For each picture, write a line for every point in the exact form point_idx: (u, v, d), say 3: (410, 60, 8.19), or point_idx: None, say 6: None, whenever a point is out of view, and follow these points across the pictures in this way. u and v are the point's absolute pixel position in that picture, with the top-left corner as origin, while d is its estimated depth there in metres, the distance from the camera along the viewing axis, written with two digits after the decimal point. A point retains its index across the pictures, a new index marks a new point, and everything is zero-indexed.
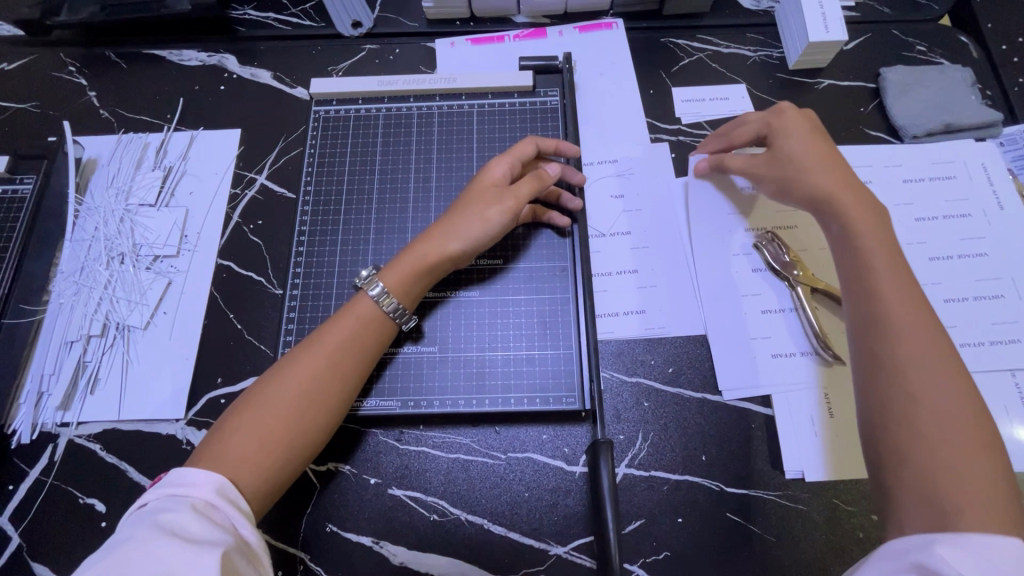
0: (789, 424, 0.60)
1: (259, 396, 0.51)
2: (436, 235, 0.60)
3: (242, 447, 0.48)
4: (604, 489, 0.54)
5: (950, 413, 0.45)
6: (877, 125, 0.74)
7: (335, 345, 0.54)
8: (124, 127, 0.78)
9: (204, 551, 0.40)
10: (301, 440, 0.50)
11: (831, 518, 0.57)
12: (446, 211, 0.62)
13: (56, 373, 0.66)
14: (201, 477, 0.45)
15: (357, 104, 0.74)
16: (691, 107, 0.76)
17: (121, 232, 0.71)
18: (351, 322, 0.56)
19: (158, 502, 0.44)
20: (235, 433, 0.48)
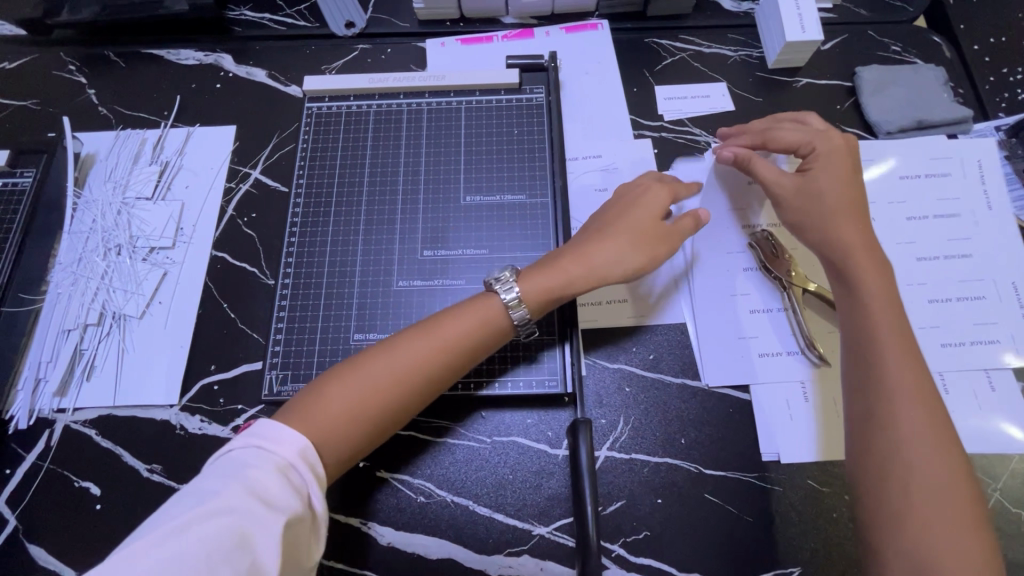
0: (764, 408, 0.62)
1: (366, 364, 0.53)
2: (580, 252, 0.60)
3: (332, 412, 0.50)
4: (584, 468, 0.56)
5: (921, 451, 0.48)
6: (852, 121, 0.76)
7: (446, 342, 0.55)
8: (122, 123, 0.80)
9: (273, 519, 0.42)
10: (386, 421, 0.53)
11: (805, 498, 0.59)
12: (585, 231, 0.63)
13: (53, 361, 0.67)
14: (286, 437, 0.47)
15: (349, 101, 0.77)
16: (673, 104, 0.78)
17: (119, 224, 0.73)
18: (485, 315, 0.57)
19: (243, 451, 0.46)
20: (329, 402, 0.51)
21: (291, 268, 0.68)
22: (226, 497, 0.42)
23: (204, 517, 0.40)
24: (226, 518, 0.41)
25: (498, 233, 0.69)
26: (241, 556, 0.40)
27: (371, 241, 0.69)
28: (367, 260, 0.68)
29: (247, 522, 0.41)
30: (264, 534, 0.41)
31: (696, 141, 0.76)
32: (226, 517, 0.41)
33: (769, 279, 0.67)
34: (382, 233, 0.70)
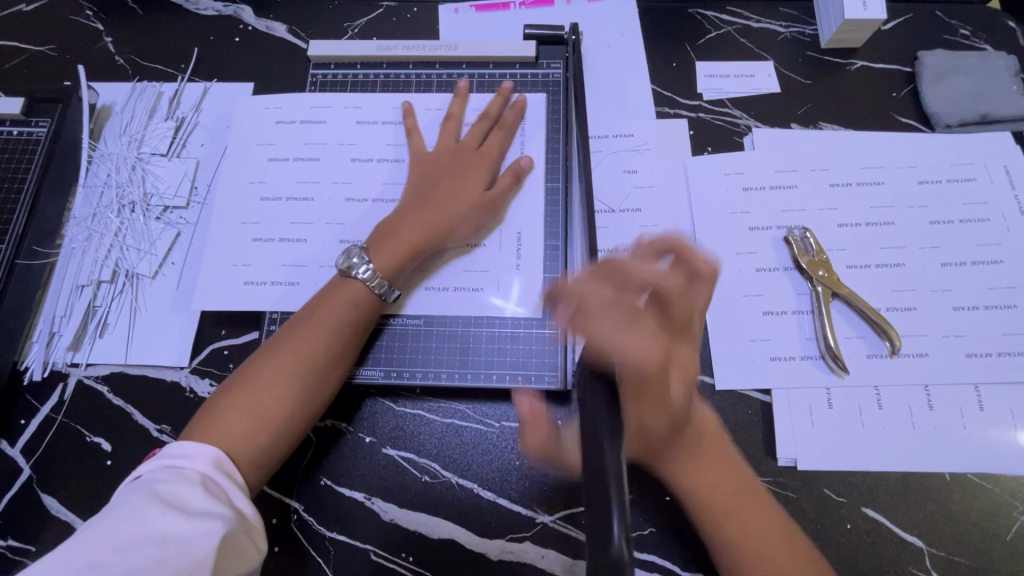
0: (786, 413, 0.59)
1: (272, 359, 0.54)
2: (390, 219, 0.61)
3: (227, 422, 0.51)
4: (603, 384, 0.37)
5: (737, 530, 0.47)
6: (909, 111, 0.71)
7: (336, 327, 0.56)
8: (138, 74, 0.78)
9: (195, 523, 0.43)
10: (289, 429, 0.53)
11: (819, 507, 0.57)
12: (426, 178, 0.64)
13: (67, 315, 0.68)
14: (198, 451, 0.48)
15: (355, 68, 0.73)
16: (713, 82, 0.73)
17: (133, 180, 0.72)
18: (343, 299, 0.57)
19: (155, 471, 0.47)
20: (230, 409, 0.51)
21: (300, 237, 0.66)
22: (143, 509, 0.43)
23: (122, 528, 0.42)
24: (147, 527, 0.42)
25: (503, 226, 0.65)
26: (165, 560, 0.41)
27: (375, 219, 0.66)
28: None
29: (165, 528, 0.42)
30: (190, 535, 0.43)
31: (737, 124, 0.71)
32: (149, 525, 0.42)
33: (799, 279, 0.63)
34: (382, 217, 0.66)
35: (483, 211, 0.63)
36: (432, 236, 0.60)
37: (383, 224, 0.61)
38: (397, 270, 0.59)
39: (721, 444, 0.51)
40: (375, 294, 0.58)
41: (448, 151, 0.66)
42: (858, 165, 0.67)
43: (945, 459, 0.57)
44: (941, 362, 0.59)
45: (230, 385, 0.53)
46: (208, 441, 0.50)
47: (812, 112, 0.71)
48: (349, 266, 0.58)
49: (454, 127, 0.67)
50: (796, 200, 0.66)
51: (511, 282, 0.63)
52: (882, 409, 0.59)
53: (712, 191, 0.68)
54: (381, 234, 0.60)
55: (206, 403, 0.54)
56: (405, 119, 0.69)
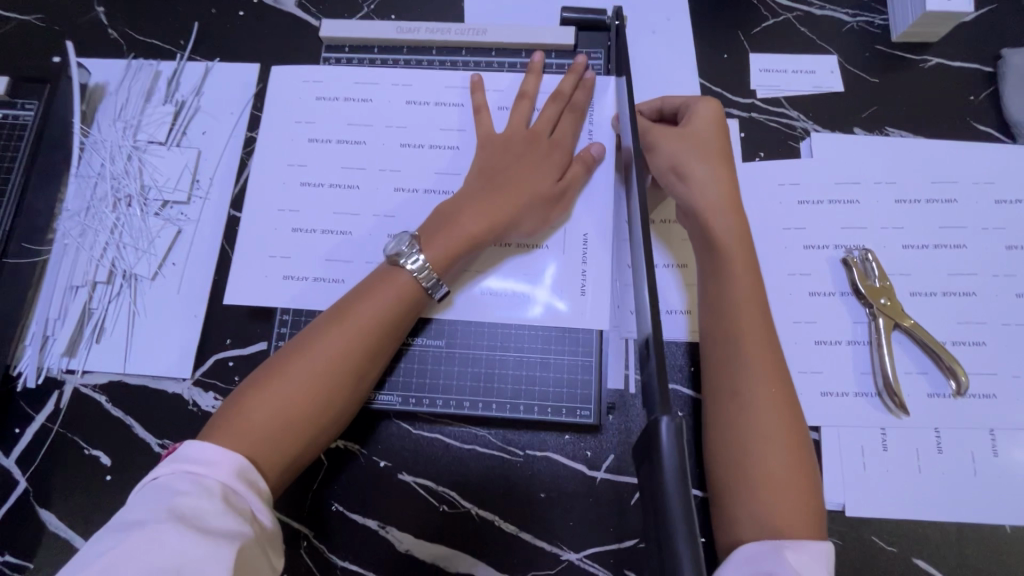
0: (836, 454, 0.55)
1: (307, 355, 0.48)
2: (449, 206, 0.54)
3: (255, 420, 0.45)
4: (666, 458, 0.30)
5: (773, 439, 0.46)
6: (987, 118, 0.63)
7: (378, 326, 0.50)
8: (133, 51, 0.71)
9: (215, 549, 0.38)
10: (320, 435, 0.48)
11: (868, 557, 0.53)
12: (492, 162, 0.56)
13: (61, 317, 0.63)
14: (221, 456, 0.42)
15: (371, 52, 0.65)
16: (769, 78, 0.66)
17: (129, 171, 0.66)
18: (389, 293, 0.51)
19: (172, 477, 0.42)
20: (258, 410, 0.45)
21: (308, 241, 0.59)
22: (159, 529, 0.38)
23: (136, 550, 0.37)
24: (164, 551, 0.37)
25: (568, 226, 0.57)
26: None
27: (392, 216, 0.59)
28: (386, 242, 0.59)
29: (184, 554, 0.37)
30: (210, 562, 0.37)
31: (794, 127, 0.64)
32: (166, 549, 0.37)
33: (857, 306, 0.58)
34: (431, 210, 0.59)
35: (551, 206, 0.55)
36: (495, 229, 0.53)
37: (441, 211, 0.54)
38: (449, 264, 0.52)
39: (783, 363, 0.49)
40: (424, 291, 0.52)
41: (515, 133, 0.58)
42: (928, 179, 0.60)
43: (1008, 511, 0.52)
44: (1009, 404, 0.54)
45: (257, 379, 0.47)
46: (232, 441, 0.44)
47: (879, 116, 0.64)
48: (397, 254, 0.52)
49: (527, 107, 0.59)
50: (857, 216, 0.60)
51: (544, 265, 0.57)
52: (941, 453, 0.54)
53: (764, 203, 0.61)
54: (437, 220, 0.53)
55: (230, 394, 0.47)
56: (473, 95, 0.61)
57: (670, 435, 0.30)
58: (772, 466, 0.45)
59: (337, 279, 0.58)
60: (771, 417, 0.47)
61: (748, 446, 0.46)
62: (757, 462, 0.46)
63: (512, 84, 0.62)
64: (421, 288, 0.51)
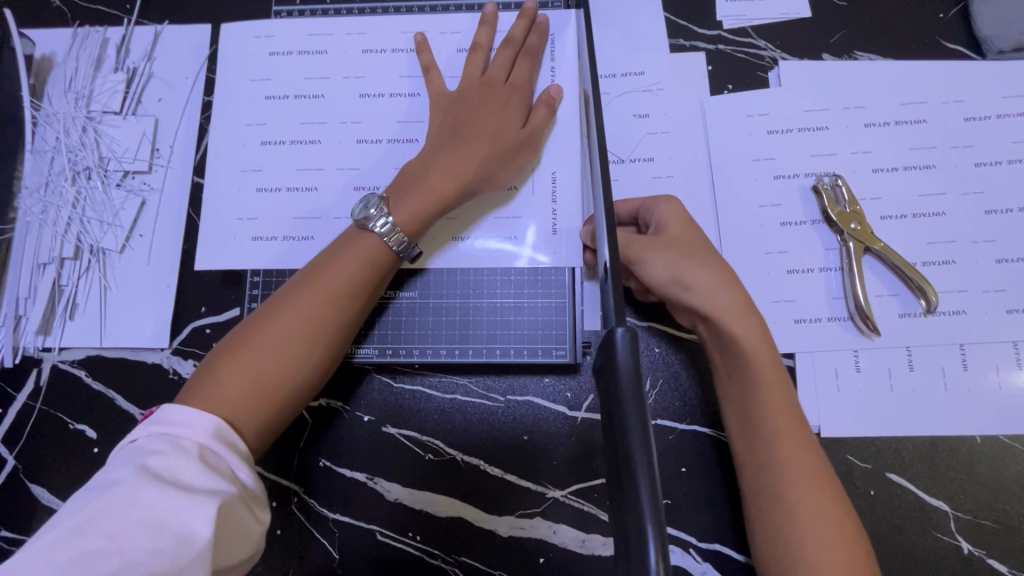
0: (810, 379, 0.56)
1: (275, 321, 0.48)
2: (413, 168, 0.53)
3: (231, 383, 0.45)
4: (622, 373, 0.30)
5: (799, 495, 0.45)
6: (956, 36, 0.62)
7: (345, 291, 0.49)
8: (78, 19, 0.68)
9: (197, 503, 0.38)
10: (295, 398, 0.48)
11: (844, 476, 0.54)
12: (453, 118, 0.55)
13: (32, 296, 0.62)
14: (196, 418, 0.42)
15: (324, 3, 0.63)
16: (736, 7, 0.64)
17: (85, 143, 0.64)
18: (359, 256, 0.50)
19: (148, 440, 0.41)
20: (228, 374, 0.45)
21: (274, 201, 0.58)
22: (136, 486, 0.38)
23: (115, 507, 0.37)
24: (143, 507, 0.37)
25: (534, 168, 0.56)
26: (165, 541, 0.37)
27: (357, 168, 0.58)
28: (355, 193, 0.58)
29: (164, 510, 0.37)
30: (190, 516, 0.38)
31: (761, 57, 0.63)
32: (146, 505, 0.37)
33: (829, 234, 0.58)
34: (402, 160, 0.58)
35: (520, 151, 0.54)
36: (464, 184, 0.52)
37: (407, 171, 0.53)
38: (420, 226, 0.52)
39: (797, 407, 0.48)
40: (394, 253, 0.51)
41: (471, 86, 0.56)
42: (897, 101, 0.60)
43: (977, 421, 0.54)
44: (979, 319, 0.55)
45: (228, 345, 0.47)
46: (207, 404, 0.44)
47: (847, 41, 0.63)
48: (365, 218, 0.51)
49: (482, 57, 0.57)
50: (827, 143, 0.60)
51: (522, 223, 0.56)
52: (912, 371, 0.55)
53: (733, 136, 0.60)
54: (404, 181, 0.52)
55: (202, 360, 0.48)
56: (420, 55, 0.59)
57: (624, 350, 0.30)
58: (791, 492, 0.45)
59: (307, 237, 0.57)
60: (786, 455, 0.46)
61: (768, 480, 0.46)
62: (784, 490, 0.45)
63: (470, 27, 0.61)
64: (390, 250, 0.51)
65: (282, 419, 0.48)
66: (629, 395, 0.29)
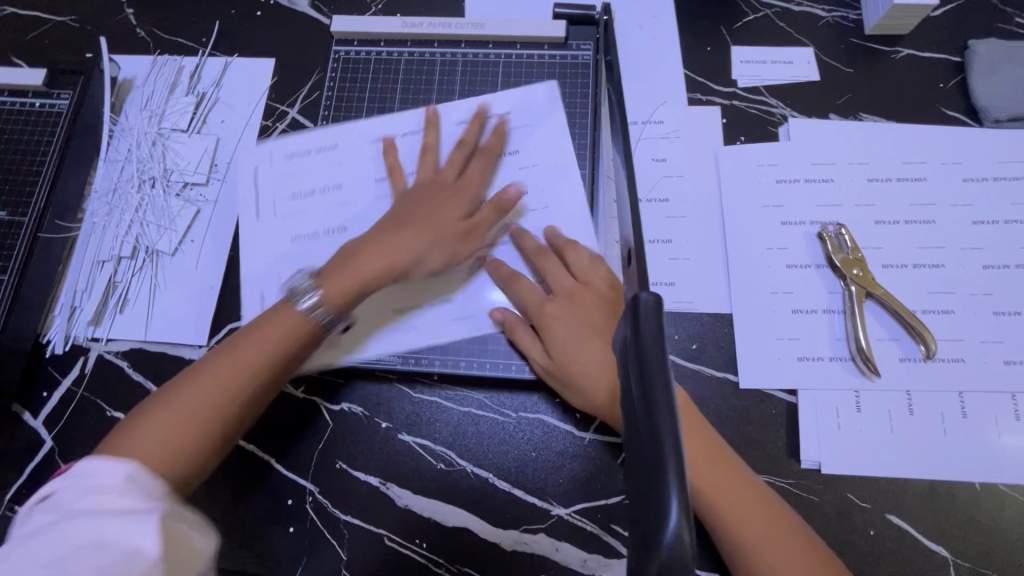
0: (811, 415, 0.58)
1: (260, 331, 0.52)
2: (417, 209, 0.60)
3: (173, 416, 0.47)
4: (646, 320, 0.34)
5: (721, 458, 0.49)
6: (955, 104, 0.67)
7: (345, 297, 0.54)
8: (159, 48, 0.77)
9: (135, 521, 0.39)
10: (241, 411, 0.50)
11: (842, 512, 0.55)
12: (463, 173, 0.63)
13: (88, 290, 0.68)
14: (115, 466, 0.43)
15: (378, 46, 0.71)
16: (749, 68, 0.70)
17: (153, 155, 0.72)
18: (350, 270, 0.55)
19: (64, 493, 0.42)
20: (202, 387, 0.49)
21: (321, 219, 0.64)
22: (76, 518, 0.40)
23: (54, 537, 0.39)
24: (78, 530, 0.39)
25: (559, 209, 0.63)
26: (109, 561, 0.38)
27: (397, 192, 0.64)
28: None
29: (109, 531, 0.39)
30: (130, 531, 0.39)
31: (772, 113, 0.68)
32: (86, 529, 0.39)
33: (833, 277, 0.61)
34: None
35: (458, 243, 0.60)
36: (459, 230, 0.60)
37: (344, 250, 0.57)
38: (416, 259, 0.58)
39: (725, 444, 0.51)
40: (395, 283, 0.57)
41: (474, 148, 0.64)
42: (899, 160, 0.64)
43: (976, 468, 0.55)
44: (978, 369, 0.57)
45: (213, 359, 0.51)
46: (130, 440, 0.46)
47: (853, 103, 0.68)
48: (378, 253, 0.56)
49: (477, 126, 0.65)
50: (832, 194, 0.64)
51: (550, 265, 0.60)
52: (913, 415, 0.57)
53: (744, 182, 0.65)
54: (338, 259, 0.57)
55: (186, 377, 0.50)
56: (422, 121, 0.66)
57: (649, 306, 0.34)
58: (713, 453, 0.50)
59: None
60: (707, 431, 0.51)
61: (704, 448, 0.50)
62: (751, 550, 0.46)
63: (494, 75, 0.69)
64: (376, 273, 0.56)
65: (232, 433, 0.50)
66: (649, 342, 0.33)
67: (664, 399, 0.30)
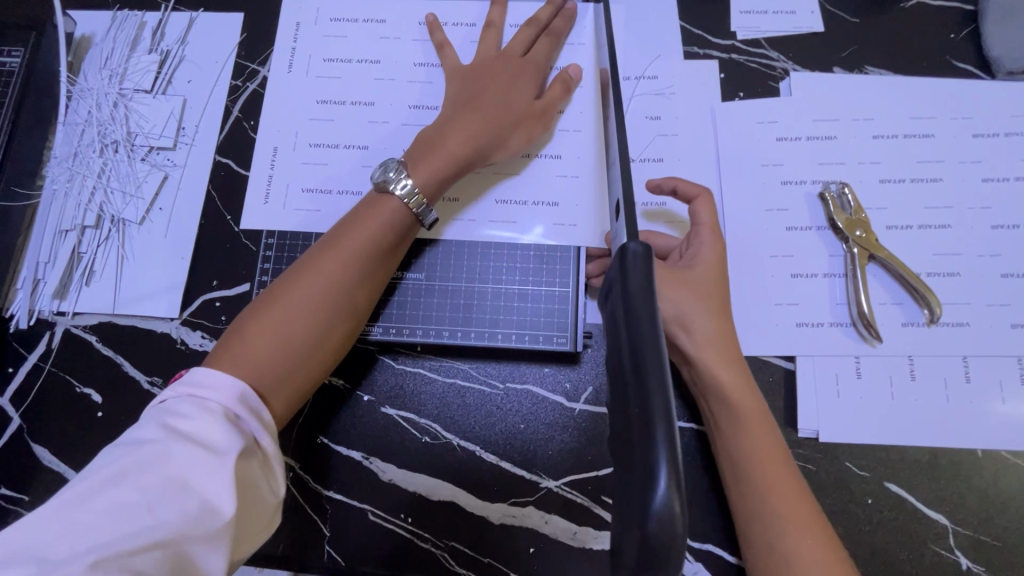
0: (809, 382, 0.55)
1: (304, 273, 0.49)
2: (440, 127, 0.55)
3: (243, 354, 0.45)
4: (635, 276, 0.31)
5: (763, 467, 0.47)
6: (966, 55, 0.63)
7: (384, 244, 0.52)
8: (119, 2, 0.72)
9: (223, 464, 0.39)
10: (313, 349, 0.48)
11: (839, 481, 0.53)
12: (478, 83, 0.58)
13: (52, 261, 0.64)
14: (214, 384, 0.43)
15: None
16: (749, 19, 0.66)
17: (116, 118, 0.67)
18: (379, 213, 0.52)
19: (176, 401, 0.42)
20: (262, 331, 0.46)
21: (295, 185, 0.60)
22: (168, 443, 0.39)
23: (147, 463, 0.38)
24: (170, 464, 0.38)
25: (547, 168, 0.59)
26: (188, 501, 0.38)
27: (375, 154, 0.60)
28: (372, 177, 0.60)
29: (196, 468, 0.38)
30: (216, 476, 0.39)
31: (773, 67, 0.64)
32: (175, 461, 0.38)
33: (834, 240, 0.58)
34: None
35: (535, 128, 0.57)
36: (477, 148, 0.55)
37: (424, 135, 0.55)
38: (437, 185, 0.53)
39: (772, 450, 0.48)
40: (413, 214, 0.53)
41: (491, 58, 0.59)
42: (906, 115, 0.61)
43: (979, 434, 0.53)
44: (983, 333, 0.55)
45: (262, 302, 0.48)
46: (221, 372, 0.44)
47: (858, 56, 0.64)
48: (384, 180, 0.52)
49: (495, 35, 0.61)
50: (835, 151, 0.60)
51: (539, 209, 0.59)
52: (914, 381, 0.55)
53: (743, 140, 0.61)
54: (422, 145, 0.54)
55: (244, 323, 0.47)
56: (434, 33, 0.63)
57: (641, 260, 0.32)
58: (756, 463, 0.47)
59: (314, 220, 0.60)
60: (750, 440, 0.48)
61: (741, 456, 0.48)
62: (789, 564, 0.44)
63: (479, 19, 0.64)
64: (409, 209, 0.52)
65: (305, 370, 0.48)
66: (642, 306, 0.30)
67: (660, 372, 0.27)
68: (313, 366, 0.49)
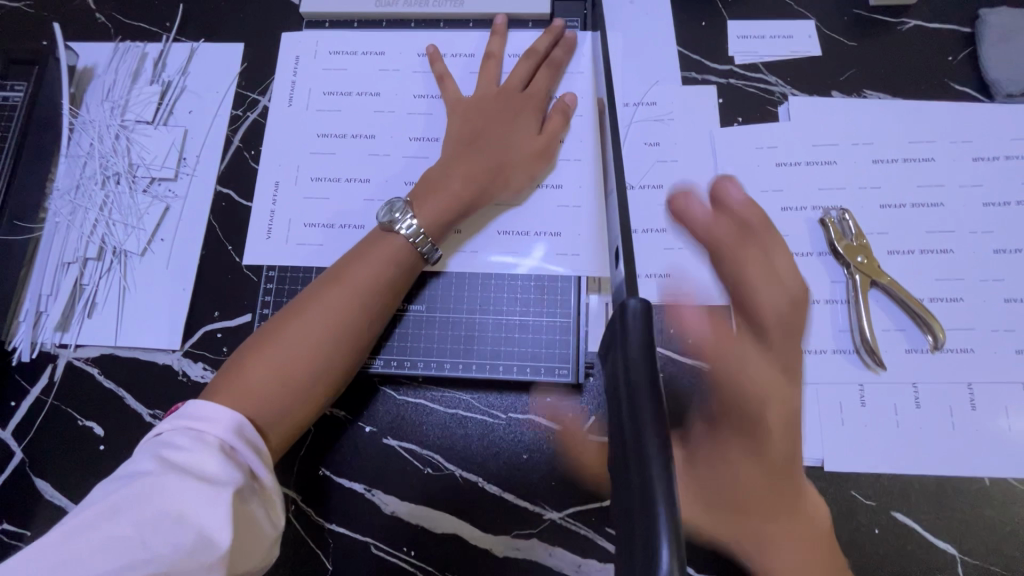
0: (813, 410, 0.55)
1: (307, 309, 0.49)
2: (444, 165, 0.56)
3: (241, 389, 0.45)
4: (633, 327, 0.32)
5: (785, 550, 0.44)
6: (964, 78, 0.64)
7: (384, 282, 0.52)
8: (121, 34, 0.72)
9: (218, 498, 0.38)
10: (311, 387, 0.48)
11: (845, 510, 0.53)
12: (480, 120, 0.58)
13: (54, 293, 0.64)
14: (211, 416, 0.42)
15: (351, 27, 0.67)
16: (746, 44, 0.66)
17: (118, 150, 0.67)
18: (382, 250, 0.52)
19: (173, 433, 0.42)
20: (261, 366, 0.46)
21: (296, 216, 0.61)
22: (161, 478, 0.38)
23: (140, 499, 0.38)
24: (165, 497, 0.38)
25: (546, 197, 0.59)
26: (182, 536, 0.37)
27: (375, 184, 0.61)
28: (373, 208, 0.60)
29: (189, 504, 0.38)
30: (210, 512, 0.38)
31: (771, 92, 0.64)
32: (169, 497, 0.38)
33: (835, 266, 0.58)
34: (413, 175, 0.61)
35: (537, 163, 0.58)
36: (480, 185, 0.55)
37: (428, 173, 0.56)
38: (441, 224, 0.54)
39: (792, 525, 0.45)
40: (418, 253, 0.53)
41: (491, 92, 0.60)
42: (906, 139, 0.61)
43: (986, 462, 0.53)
44: (987, 359, 0.54)
45: (264, 336, 0.48)
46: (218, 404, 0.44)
47: (856, 79, 0.64)
48: (390, 221, 0.53)
49: (495, 66, 0.61)
50: (834, 176, 0.60)
51: (541, 240, 0.59)
52: (919, 409, 0.54)
53: (743, 165, 0.61)
54: (426, 182, 0.55)
55: (245, 356, 0.47)
56: (434, 64, 0.63)
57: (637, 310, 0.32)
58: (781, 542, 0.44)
59: (316, 251, 0.60)
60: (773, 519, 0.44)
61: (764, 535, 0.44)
62: None
63: (477, 48, 0.65)
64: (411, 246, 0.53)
65: (299, 409, 0.48)
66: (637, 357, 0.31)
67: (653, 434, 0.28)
68: (309, 405, 0.48)
